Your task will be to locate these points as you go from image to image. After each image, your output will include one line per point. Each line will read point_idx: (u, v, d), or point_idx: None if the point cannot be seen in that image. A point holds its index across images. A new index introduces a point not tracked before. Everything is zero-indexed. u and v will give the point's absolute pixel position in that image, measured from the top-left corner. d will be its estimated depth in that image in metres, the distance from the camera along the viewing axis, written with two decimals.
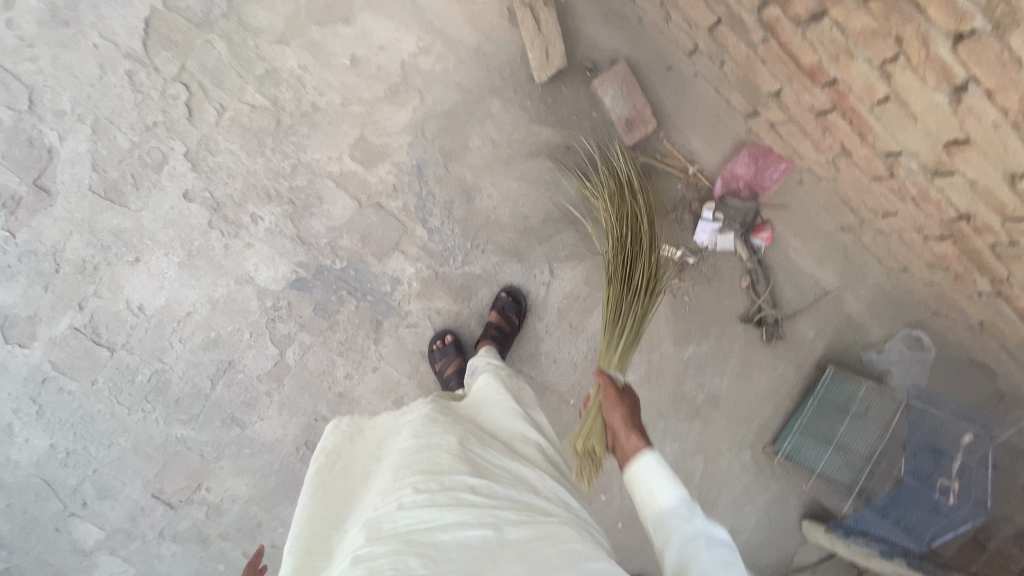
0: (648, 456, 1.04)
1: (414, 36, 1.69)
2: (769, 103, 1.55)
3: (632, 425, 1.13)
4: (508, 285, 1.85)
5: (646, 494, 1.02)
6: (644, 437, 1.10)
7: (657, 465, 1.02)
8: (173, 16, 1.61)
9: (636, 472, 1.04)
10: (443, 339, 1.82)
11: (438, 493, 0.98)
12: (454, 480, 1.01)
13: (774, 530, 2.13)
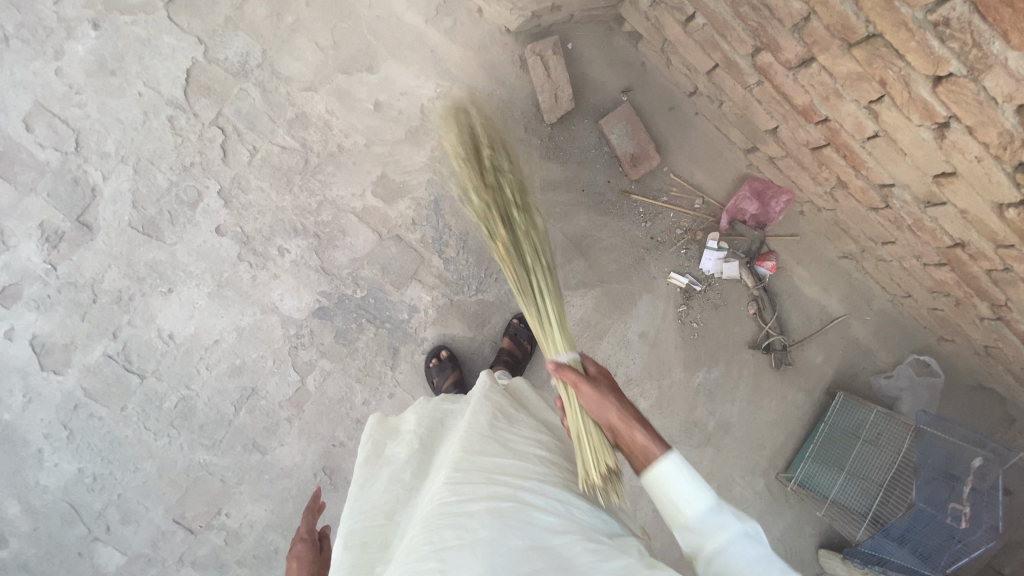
0: (669, 461, 0.97)
1: (433, 81, 1.82)
2: (767, 139, 1.64)
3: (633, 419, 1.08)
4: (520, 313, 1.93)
5: (674, 504, 0.96)
6: (649, 427, 1.06)
7: (682, 471, 0.96)
8: (211, 67, 1.76)
9: (659, 483, 0.98)
10: (438, 356, 1.88)
11: (471, 472, 0.96)
12: (486, 460, 0.99)
13: (790, 559, 2.12)
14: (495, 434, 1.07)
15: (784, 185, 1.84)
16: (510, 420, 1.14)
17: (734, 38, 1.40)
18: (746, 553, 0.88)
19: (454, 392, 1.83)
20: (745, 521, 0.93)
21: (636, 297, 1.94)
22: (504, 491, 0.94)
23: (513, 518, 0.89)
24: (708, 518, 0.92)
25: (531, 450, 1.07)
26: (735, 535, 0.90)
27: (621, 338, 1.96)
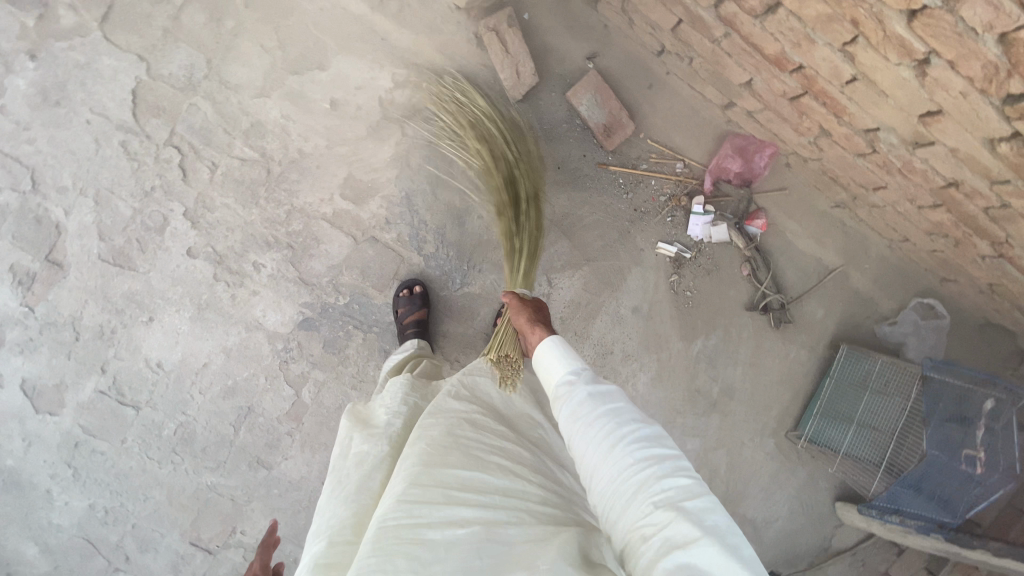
0: (549, 339, 1.12)
1: (387, 71, 1.73)
2: (743, 93, 1.56)
3: (539, 321, 1.23)
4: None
5: (546, 375, 1.09)
6: (550, 327, 1.20)
7: (556, 344, 1.10)
8: (157, 84, 1.68)
9: (539, 353, 1.11)
10: (411, 289, 1.80)
11: (429, 489, 0.90)
12: (445, 475, 0.93)
13: (808, 514, 2.11)
14: (457, 441, 1.01)
15: (767, 141, 1.79)
16: (476, 423, 1.07)
17: None
18: (597, 403, 0.97)
19: (413, 329, 1.75)
20: (605, 384, 1.02)
21: (625, 272, 1.89)
22: (462, 513, 0.88)
23: (472, 540, 0.85)
24: (569, 377, 1.04)
25: (497, 455, 1.02)
26: (590, 391, 0.99)
27: (615, 315, 1.91)
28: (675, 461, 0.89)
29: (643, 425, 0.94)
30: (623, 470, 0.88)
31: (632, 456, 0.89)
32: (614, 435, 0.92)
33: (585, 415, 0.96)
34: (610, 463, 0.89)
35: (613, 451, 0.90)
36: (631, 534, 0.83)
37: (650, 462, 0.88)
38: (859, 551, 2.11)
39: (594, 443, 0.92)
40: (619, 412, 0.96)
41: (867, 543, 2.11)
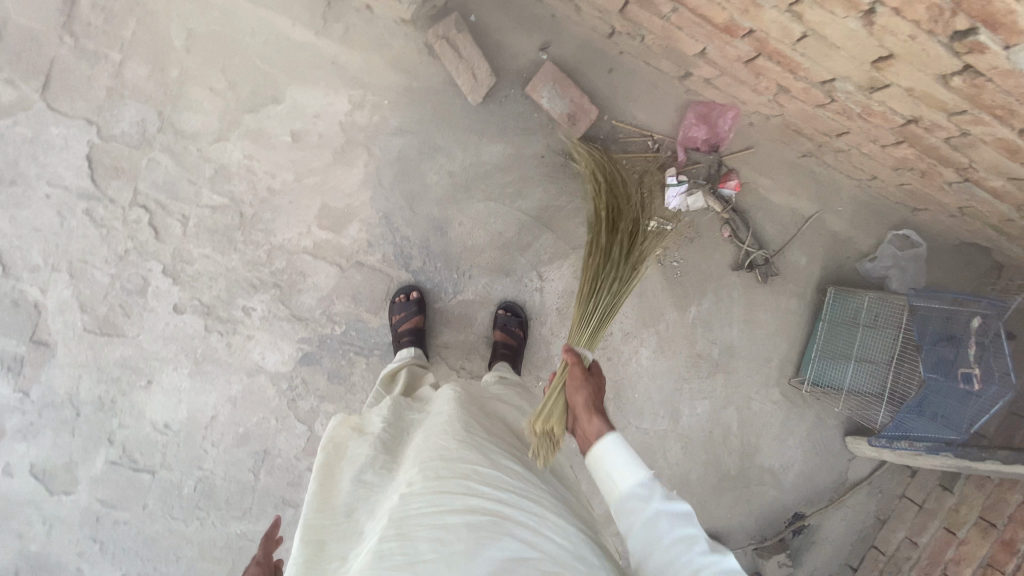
0: (612, 435, 1.06)
1: (343, 94, 1.71)
2: (699, 63, 1.57)
3: (596, 410, 1.15)
4: (503, 301, 1.87)
5: (609, 480, 1.02)
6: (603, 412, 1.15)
7: (617, 444, 1.04)
8: (112, 146, 1.64)
9: (598, 453, 1.05)
10: (408, 295, 1.81)
11: (448, 481, 0.92)
12: (463, 469, 0.95)
13: (821, 453, 2.19)
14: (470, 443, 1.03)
15: (728, 104, 1.80)
16: (486, 432, 1.09)
17: None
18: (674, 525, 0.91)
19: (409, 335, 1.75)
20: (680, 501, 0.95)
21: None
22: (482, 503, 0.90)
23: (489, 528, 0.86)
24: (639, 489, 0.97)
25: (507, 462, 1.04)
26: (665, 511, 0.93)
27: None
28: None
29: (717, 552, 0.89)
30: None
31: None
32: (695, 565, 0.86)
33: (660, 539, 0.90)
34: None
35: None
36: None
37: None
38: (875, 479, 2.20)
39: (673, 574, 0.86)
40: (693, 533, 0.90)
41: (881, 470, 2.20)
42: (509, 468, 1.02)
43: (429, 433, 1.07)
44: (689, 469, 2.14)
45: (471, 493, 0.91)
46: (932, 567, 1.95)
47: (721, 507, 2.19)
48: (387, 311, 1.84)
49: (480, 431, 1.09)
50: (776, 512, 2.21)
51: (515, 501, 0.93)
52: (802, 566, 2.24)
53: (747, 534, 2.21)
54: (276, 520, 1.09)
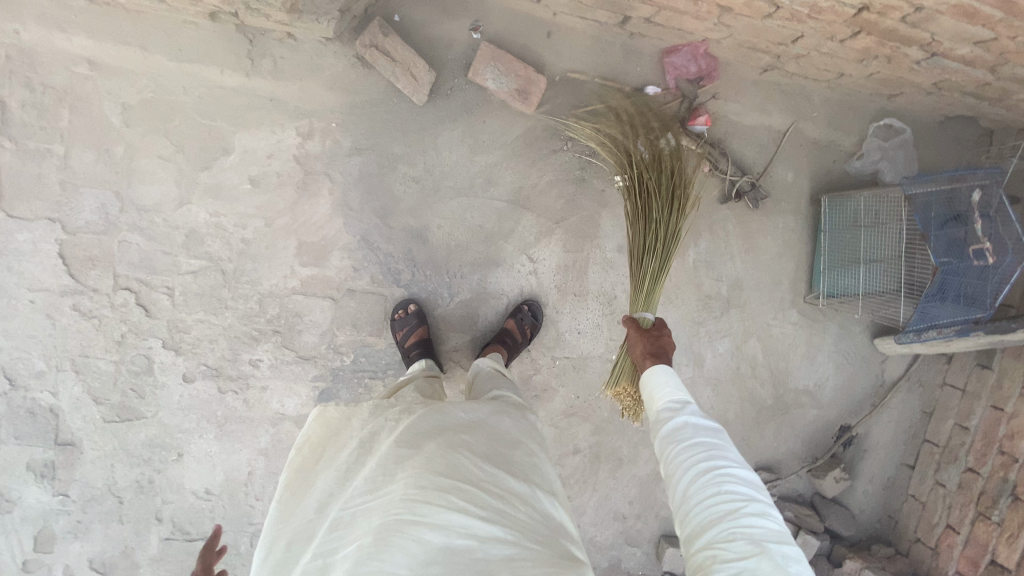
0: (659, 366, 1.18)
1: (291, 128, 1.67)
2: (635, 4, 1.51)
3: (649, 354, 1.27)
4: (522, 298, 1.90)
5: (651, 399, 1.14)
6: (667, 363, 1.24)
7: (667, 372, 1.15)
8: (79, 238, 1.63)
9: (649, 376, 1.18)
10: (405, 309, 1.79)
11: (429, 494, 0.89)
12: (445, 481, 0.92)
13: (852, 361, 2.17)
14: (453, 450, 0.99)
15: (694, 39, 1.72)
16: (472, 435, 1.05)
17: None
18: (698, 433, 0.99)
19: (416, 347, 1.73)
20: (711, 421, 1.03)
21: (595, 218, 1.89)
22: (461, 519, 0.87)
23: (466, 551, 0.85)
24: (672, 405, 1.09)
25: (492, 468, 1.00)
26: (693, 424, 1.02)
27: (603, 261, 1.92)
28: (768, 507, 0.88)
29: (736, 463, 0.94)
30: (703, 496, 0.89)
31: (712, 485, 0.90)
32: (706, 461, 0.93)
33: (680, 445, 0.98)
34: (691, 480, 0.92)
35: (698, 472, 0.92)
36: (699, 556, 0.84)
37: (742, 490, 0.88)
38: (912, 374, 2.17)
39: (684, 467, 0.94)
40: (712, 436, 0.99)
41: (917, 364, 2.16)
42: (494, 474, 0.99)
43: (407, 434, 1.01)
44: (724, 408, 2.14)
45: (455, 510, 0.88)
46: (988, 449, 1.92)
47: (764, 437, 2.19)
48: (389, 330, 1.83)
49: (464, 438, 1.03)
50: (820, 429, 2.20)
51: (498, 517, 0.92)
52: (858, 476, 2.22)
53: (796, 456, 2.21)
54: (215, 532, 1.13)
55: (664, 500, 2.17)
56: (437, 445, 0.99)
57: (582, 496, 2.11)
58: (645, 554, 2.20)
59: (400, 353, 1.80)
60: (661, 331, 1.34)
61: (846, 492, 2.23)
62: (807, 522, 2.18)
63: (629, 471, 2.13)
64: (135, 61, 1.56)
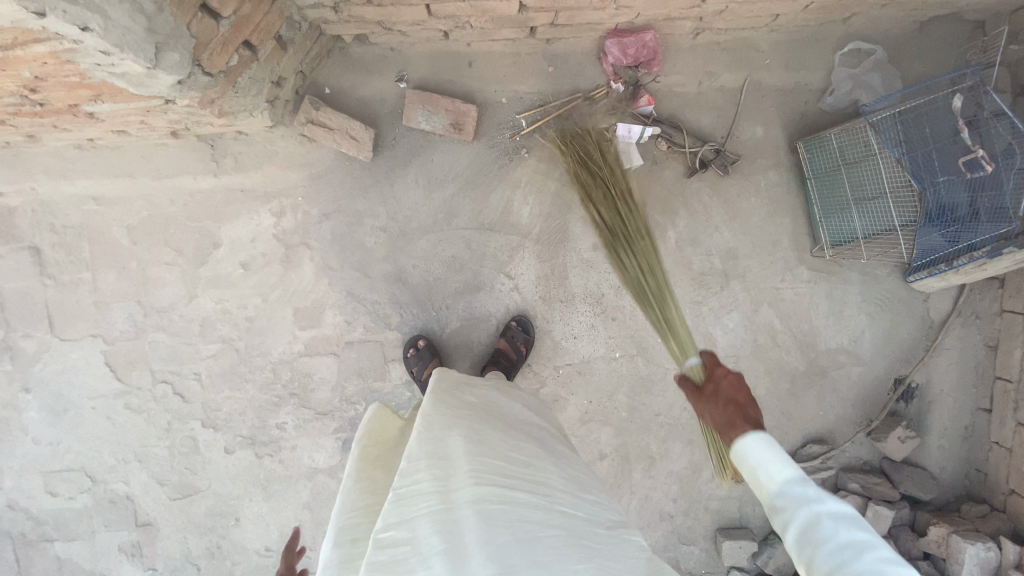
0: (749, 435, 0.90)
1: (265, 210, 1.85)
2: (532, 15, 1.53)
3: (730, 418, 0.94)
4: (511, 315, 1.93)
5: (756, 480, 0.88)
6: (755, 415, 0.94)
7: (763, 443, 0.87)
8: (118, 346, 1.89)
9: (749, 453, 0.88)
10: (416, 345, 1.87)
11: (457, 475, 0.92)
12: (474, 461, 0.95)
13: (886, 307, 1.97)
14: (477, 436, 1.03)
15: (644, 25, 1.68)
16: (490, 422, 1.11)
17: None
18: (840, 528, 0.77)
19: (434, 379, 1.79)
20: (838, 502, 0.81)
21: (563, 223, 1.89)
22: (493, 492, 0.91)
23: (502, 517, 0.87)
24: (792, 487, 0.83)
25: (512, 448, 1.05)
26: (872, 555, 0.73)
27: (581, 262, 1.91)
28: None
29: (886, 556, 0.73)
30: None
31: None
32: None
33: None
34: None
35: None
36: None
37: None
38: (963, 305, 1.93)
39: None
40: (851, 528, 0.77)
41: (966, 294, 1.93)
42: (516, 453, 1.04)
43: (435, 417, 1.05)
44: (752, 384, 2.02)
45: (484, 484, 0.91)
46: None
47: (806, 407, 2.03)
48: (393, 372, 1.93)
49: (481, 423, 1.09)
50: (868, 387, 2.01)
51: (525, 487, 0.96)
52: (927, 430, 2.00)
53: (848, 421, 2.03)
54: (293, 538, 1.09)
55: (711, 492, 2.07)
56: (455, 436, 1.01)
57: (621, 500, 2.07)
58: (705, 551, 2.09)
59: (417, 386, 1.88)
60: (718, 379, 1.01)
61: (919, 451, 2.01)
62: (879, 492, 1.97)
63: (664, 467, 2.05)
64: (130, 188, 1.82)
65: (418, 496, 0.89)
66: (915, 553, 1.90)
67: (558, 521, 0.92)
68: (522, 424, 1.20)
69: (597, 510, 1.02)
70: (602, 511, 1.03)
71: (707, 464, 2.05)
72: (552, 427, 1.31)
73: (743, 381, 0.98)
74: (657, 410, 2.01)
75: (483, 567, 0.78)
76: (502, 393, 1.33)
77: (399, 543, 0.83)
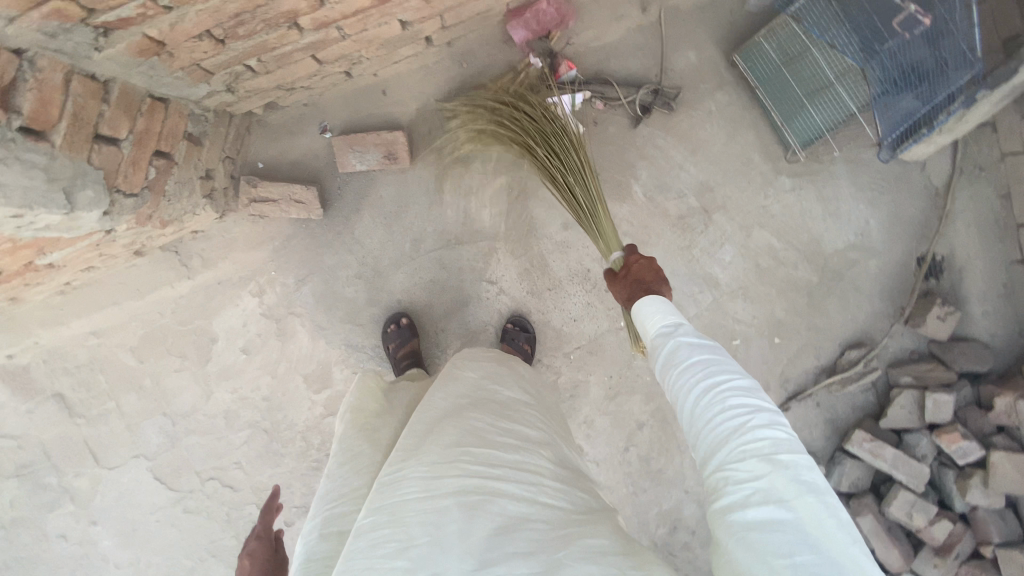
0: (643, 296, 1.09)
1: (246, 294, 1.90)
2: (418, 27, 1.50)
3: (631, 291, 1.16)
4: (506, 317, 1.92)
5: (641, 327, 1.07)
6: (651, 286, 1.14)
7: (653, 299, 1.06)
8: (160, 459, 1.99)
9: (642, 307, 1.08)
10: (398, 322, 1.86)
11: (442, 464, 0.94)
12: (462, 453, 0.96)
13: (881, 189, 1.86)
14: (465, 425, 1.03)
15: None
16: (490, 407, 1.11)
17: (280, 40, 1.27)
18: (698, 356, 0.94)
19: (408, 360, 1.79)
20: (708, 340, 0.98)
21: (526, 212, 1.86)
22: (476, 484, 0.92)
23: (482, 506, 0.88)
24: (664, 328, 1.02)
25: (502, 434, 1.04)
26: (725, 380, 0.89)
27: (556, 245, 1.87)
28: (774, 416, 0.85)
29: (739, 378, 0.89)
30: (758, 477, 0.79)
31: (763, 451, 0.80)
32: (751, 429, 0.82)
33: (703, 398, 0.88)
34: (730, 450, 0.82)
35: (739, 443, 0.82)
36: (716, 477, 0.83)
37: (750, 414, 0.84)
38: (961, 162, 1.81)
39: (726, 444, 0.83)
40: (716, 360, 0.93)
41: (960, 149, 1.80)
42: (503, 440, 1.02)
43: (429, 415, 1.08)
44: (769, 310, 1.94)
45: (466, 476, 0.93)
46: None
47: (832, 315, 1.93)
48: None
49: (474, 408, 1.09)
50: (889, 275, 1.90)
51: (512, 474, 0.96)
52: (967, 301, 1.87)
53: (880, 316, 1.92)
54: (273, 493, 1.21)
55: None
56: (445, 427, 1.03)
57: (673, 461, 2.03)
58: None
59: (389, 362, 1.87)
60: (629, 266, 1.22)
61: (963, 323, 1.89)
62: (934, 378, 1.86)
63: None
64: (119, 313, 1.90)
65: (404, 485, 0.92)
66: (989, 429, 1.80)
67: (540, 513, 0.93)
68: (522, 405, 1.18)
69: (583, 499, 1.01)
70: (590, 497, 1.03)
71: None
72: (553, 412, 1.33)
73: (649, 261, 1.18)
74: None
75: (463, 562, 0.81)
76: (503, 371, 1.27)
77: (380, 527, 0.87)
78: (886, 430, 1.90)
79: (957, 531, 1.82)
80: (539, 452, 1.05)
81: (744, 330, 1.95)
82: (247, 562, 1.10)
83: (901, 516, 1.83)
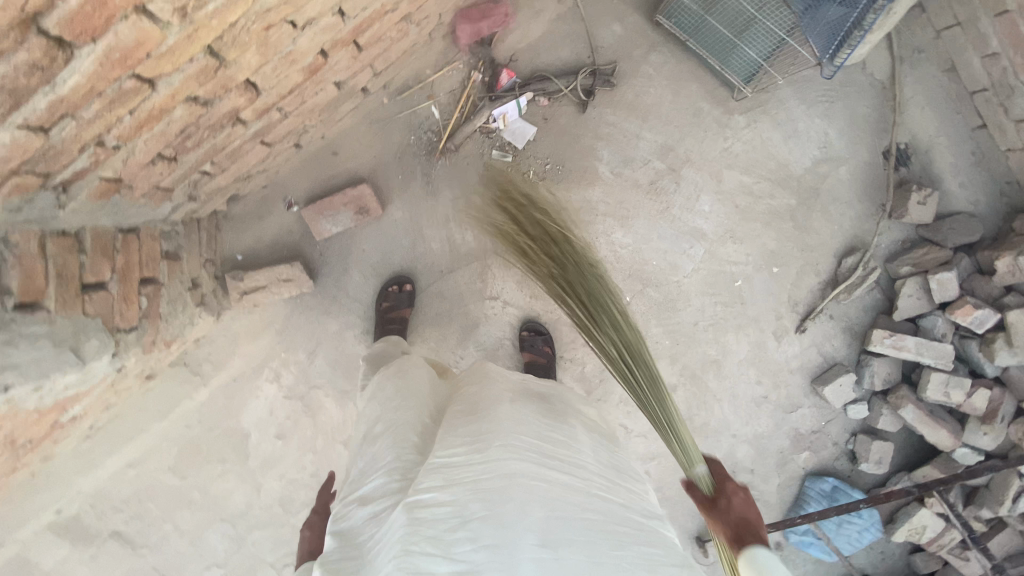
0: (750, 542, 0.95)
1: (264, 382, 1.91)
2: (353, 82, 1.51)
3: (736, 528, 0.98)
4: (518, 326, 1.94)
5: None
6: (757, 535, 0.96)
7: (764, 554, 0.92)
8: (231, 562, 2.01)
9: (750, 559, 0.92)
10: (401, 286, 1.85)
11: (499, 450, 0.99)
12: (520, 444, 1.01)
13: (830, 98, 1.90)
14: (519, 417, 1.09)
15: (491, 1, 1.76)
16: (538, 407, 1.16)
17: (228, 138, 1.27)
18: None
19: (395, 326, 1.80)
20: None
21: None
22: (534, 470, 0.96)
23: (540, 490, 0.93)
24: None
25: (553, 430, 1.09)
26: None
27: None
28: None
29: None
30: None
31: None
32: None
33: None
34: None
35: None
36: None
37: None
38: (896, 51, 1.86)
39: None
40: None
41: (892, 40, 1.85)
42: (554, 438, 1.07)
43: (483, 405, 1.12)
44: (761, 244, 1.98)
45: (525, 462, 0.97)
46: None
47: (821, 230, 1.98)
48: None
49: (526, 404, 1.15)
50: (862, 176, 1.95)
51: (565, 466, 1.01)
52: (941, 179, 1.92)
53: (865, 217, 1.97)
54: (330, 477, 1.37)
55: (786, 356, 2.04)
56: (499, 415, 1.08)
57: (714, 412, 2.08)
58: (816, 407, 2.08)
59: (374, 319, 1.86)
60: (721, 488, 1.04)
61: (943, 201, 1.94)
62: (933, 260, 1.91)
63: (733, 362, 2.05)
64: (147, 438, 1.91)
65: (463, 468, 0.97)
66: (997, 292, 1.86)
67: (592, 503, 0.96)
68: (566, 406, 1.24)
69: (631, 498, 1.04)
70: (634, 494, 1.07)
71: (766, 334, 2.03)
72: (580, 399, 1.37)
73: (741, 489, 1.02)
74: (693, 320, 2.01)
75: (529, 539, 0.84)
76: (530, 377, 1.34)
77: (441, 505, 0.91)
78: (902, 320, 1.96)
79: (996, 395, 1.89)
80: (583, 447, 1.10)
81: (743, 270, 1.99)
82: (306, 531, 1.27)
83: (939, 397, 1.90)
